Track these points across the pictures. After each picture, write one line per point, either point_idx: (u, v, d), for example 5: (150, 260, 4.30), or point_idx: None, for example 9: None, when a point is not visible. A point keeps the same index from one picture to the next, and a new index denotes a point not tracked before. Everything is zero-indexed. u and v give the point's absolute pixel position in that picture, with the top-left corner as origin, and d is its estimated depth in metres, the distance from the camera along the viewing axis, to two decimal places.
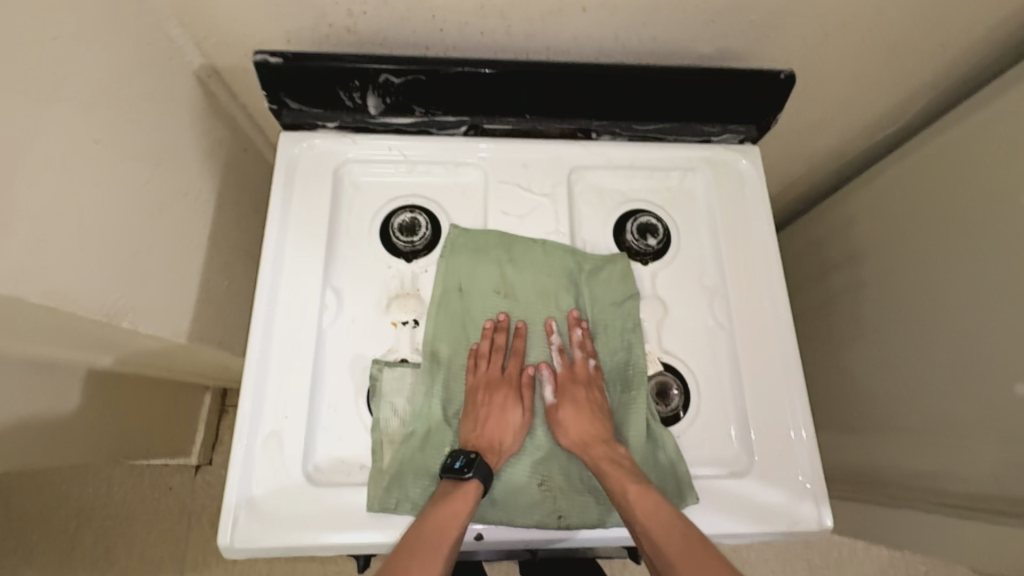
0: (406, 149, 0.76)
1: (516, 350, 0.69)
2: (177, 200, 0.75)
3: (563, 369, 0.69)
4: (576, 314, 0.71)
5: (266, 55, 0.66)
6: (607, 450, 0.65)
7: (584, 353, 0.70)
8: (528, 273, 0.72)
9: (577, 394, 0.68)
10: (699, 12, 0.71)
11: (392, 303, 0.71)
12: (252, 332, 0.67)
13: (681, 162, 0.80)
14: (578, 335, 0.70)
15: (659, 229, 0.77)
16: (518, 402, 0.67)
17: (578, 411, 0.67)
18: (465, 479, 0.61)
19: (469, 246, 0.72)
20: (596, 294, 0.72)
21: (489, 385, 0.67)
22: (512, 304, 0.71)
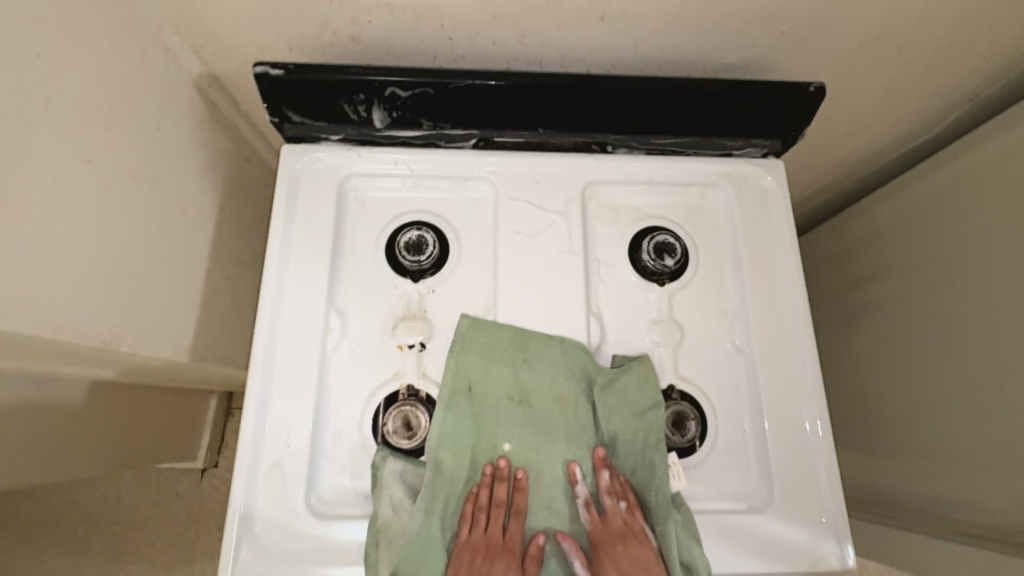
0: (413, 163, 0.73)
1: (517, 496, 0.62)
2: (175, 217, 0.72)
3: (592, 520, 0.62)
4: (604, 454, 0.64)
5: (267, 67, 0.63)
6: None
7: (613, 504, 0.62)
8: (537, 400, 0.65)
9: (613, 552, 0.60)
10: (723, 20, 0.67)
11: (398, 326, 0.69)
12: (253, 358, 0.65)
13: (701, 177, 0.76)
14: (605, 476, 0.63)
15: (678, 249, 0.74)
16: (518, 565, 0.60)
17: (621, 574, 0.59)
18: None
19: (476, 357, 0.65)
20: (609, 406, 0.65)
21: (489, 556, 0.59)
22: (522, 447, 0.64)
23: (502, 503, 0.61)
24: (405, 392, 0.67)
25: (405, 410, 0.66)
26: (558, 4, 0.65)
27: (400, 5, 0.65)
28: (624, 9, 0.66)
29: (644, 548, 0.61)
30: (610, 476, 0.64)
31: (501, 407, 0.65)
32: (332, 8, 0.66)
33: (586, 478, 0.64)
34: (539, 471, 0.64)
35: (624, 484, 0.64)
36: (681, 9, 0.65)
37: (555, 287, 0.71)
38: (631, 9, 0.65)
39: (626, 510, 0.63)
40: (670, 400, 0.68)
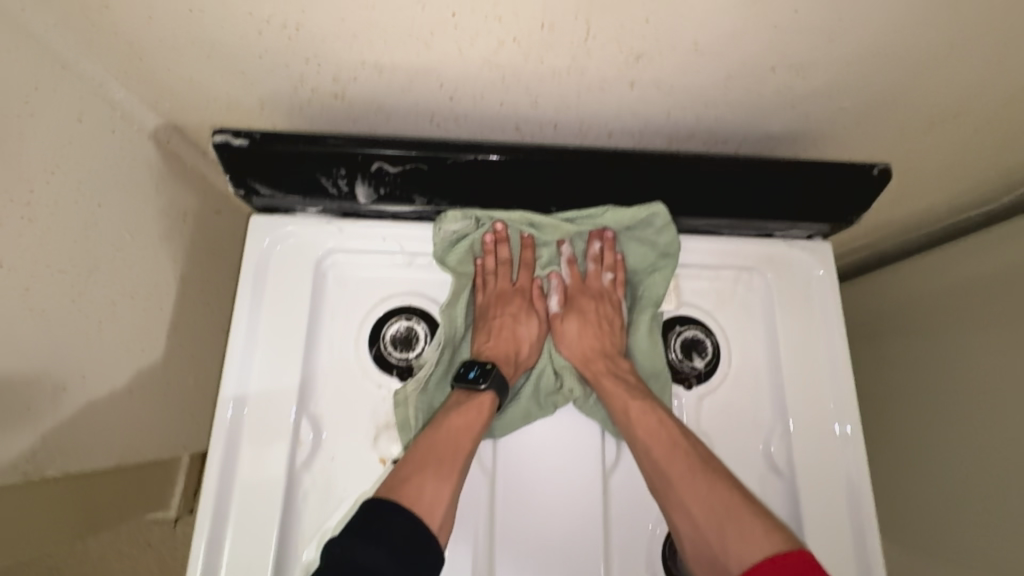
0: (403, 240, 0.63)
1: (528, 263, 0.65)
2: (120, 300, 0.61)
3: (573, 281, 0.66)
4: (611, 235, 0.65)
5: (229, 135, 0.53)
6: (610, 365, 0.62)
7: (597, 274, 0.66)
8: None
9: (586, 304, 0.65)
10: (775, 90, 0.56)
11: (380, 435, 0.59)
12: (208, 479, 0.55)
13: (735, 261, 0.66)
14: (596, 248, 0.66)
15: (708, 346, 0.64)
16: (529, 309, 0.65)
17: (585, 324, 0.64)
18: (478, 389, 0.58)
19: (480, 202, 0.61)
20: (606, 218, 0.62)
21: (494, 304, 0.64)
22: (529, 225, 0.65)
23: (505, 263, 0.65)
24: None
25: None
26: (580, 70, 0.54)
27: (392, 66, 0.55)
28: (658, 75, 0.55)
29: (609, 309, 0.65)
30: (601, 248, 0.66)
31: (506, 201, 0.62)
32: (310, 65, 0.55)
33: (579, 250, 0.67)
34: (543, 247, 0.66)
35: (612, 258, 0.66)
36: (727, 78, 0.55)
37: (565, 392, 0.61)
38: (668, 76, 0.55)
39: (613, 283, 0.66)
40: None
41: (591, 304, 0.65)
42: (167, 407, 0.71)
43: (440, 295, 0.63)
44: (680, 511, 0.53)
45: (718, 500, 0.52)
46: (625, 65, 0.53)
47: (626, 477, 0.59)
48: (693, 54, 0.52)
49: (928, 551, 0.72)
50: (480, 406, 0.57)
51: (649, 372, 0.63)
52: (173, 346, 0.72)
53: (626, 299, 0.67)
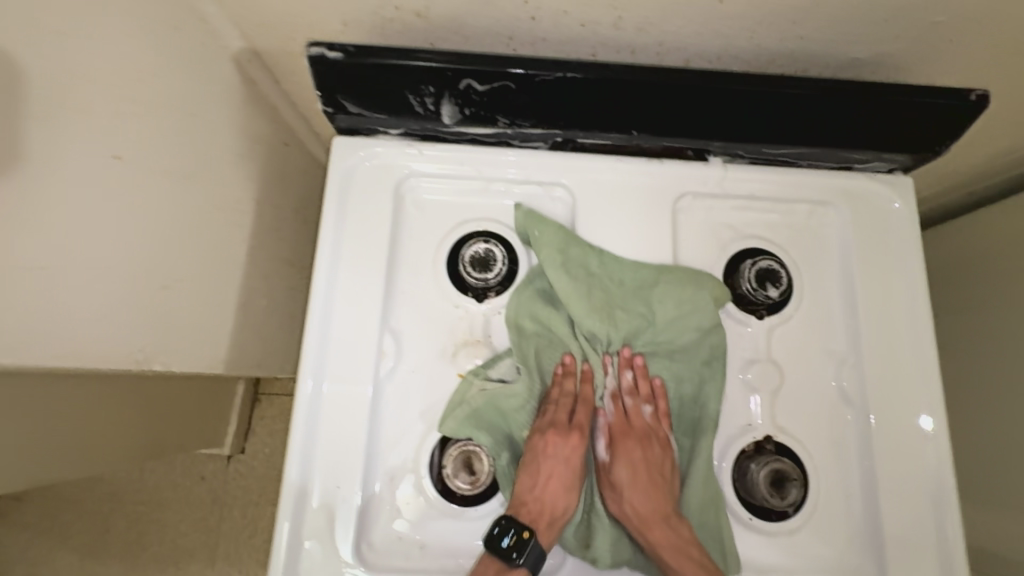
0: (481, 163, 0.64)
1: (573, 385, 0.60)
2: (211, 216, 0.63)
3: (618, 424, 0.60)
4: (642, 361, 0.61)
5: (324, 49, 0.53)
6: (667, 531, 0.56)
7: (636, 407, 0.60)
8: (587, 314, 0.60)
9: (632, 450, 0.59)
10: (871, 8, 0.55)
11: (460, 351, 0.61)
12: (301, 385, 0.58)
13: (813, 193, 0.65)
14: (626, 378, 0.61)
15: (782, 277, 0.64)
16: (579, 457, 0.58)
17: (635, 471, 0.58)
18: (514, 562, 0.53)
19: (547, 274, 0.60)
20: (659, 312, 0.61)
21: (530, 480, 0.57)
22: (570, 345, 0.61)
23: (574, 395, 0.60)
24: None
25: (468, 449, 0.58)
26: None
27: None
28: None
29: (659, 453, 0.59)
30: (632, 377, 0.61)
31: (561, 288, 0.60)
32: None
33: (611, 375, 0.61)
34: (581, 353, 0.61)
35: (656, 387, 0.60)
36: None
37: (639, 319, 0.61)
38: None
39: (656, 416, 0.60)
40: (765, 452, 0.60)
41: (646, 467, 0.58)
42: (245, 328, 0.74)
43: (477, 431, 0.58)
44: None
45: None
46: None
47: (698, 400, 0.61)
48: None
49: (989, 491, 0.72)
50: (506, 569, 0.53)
51: (706, 472, 0.58)
52: (249, 270, 0.74)
53: (675, 422, 0.61)
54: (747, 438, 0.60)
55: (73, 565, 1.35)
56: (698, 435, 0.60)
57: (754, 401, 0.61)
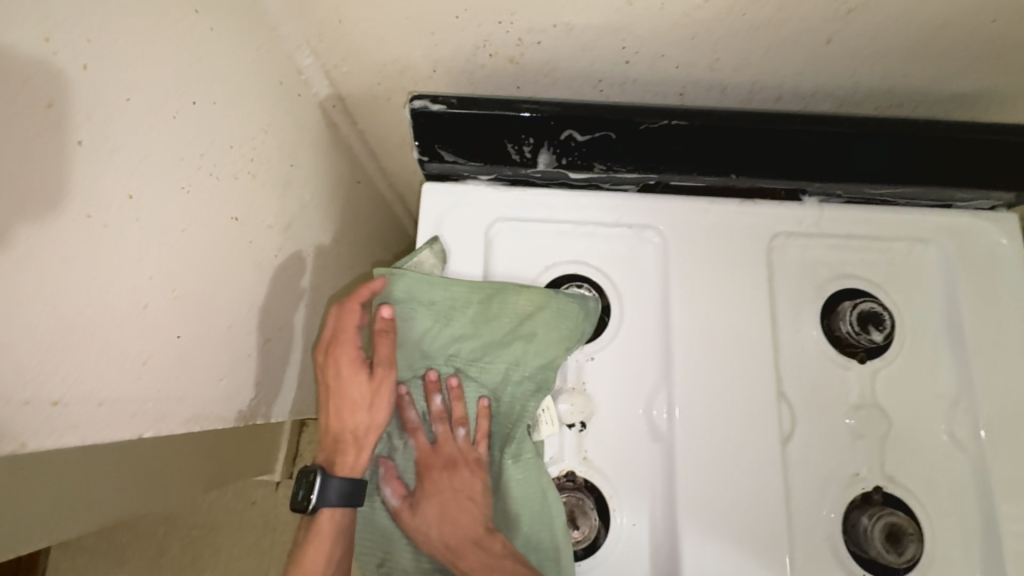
0: (571, 207, 0.63)
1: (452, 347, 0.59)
2: (301, 261, 0.64)
3: (423, 447, 0.58)
4: (456, 384, 0.58)
5: (428, 101, 0.56)
6: (475, 534, 0.55)
7: (447, 433, 0.58)
8: (440, 349, 0.58)
9: (439, 479, 0.57)
10: (988, 46, 0.53)
11: (556, 400, 0.60)
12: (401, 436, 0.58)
13: (913, 230, 0.64)
14: (438, 402, 0.58)
15: (886, 319, 0.61)
16: (364, 377, 0.54)
17: (443, 510, 0.56)
18: (318, 509, 0.53)
19: (435, 303, 0.57)
20: (491, 327, 0.58)
21: (320, 373, 0.55)
22: (431, 356, 0.59)
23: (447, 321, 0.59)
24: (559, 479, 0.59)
25: (572, 501, 0.57)
26: (782, 25, 0.52)
27: (582, 26, 0.54)
28: (864, 30, 0.52)
29: (466, 456, 0.57)
30: (445, 400, 0.59)
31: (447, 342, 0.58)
32: (500, 26, 0.55)
33: (420, 401, 0.59)
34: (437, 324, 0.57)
35: (483, 433, 0.58)
36: (939, 32, 0.52)
37: (737, 363, 0.60)
38: (874, 31, 0.52)
39: (467, 438, 0.58)
40: (873, 504, 0.58)
41: (442, 492, 0.56)
42: None
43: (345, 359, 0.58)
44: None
45: None
46: (833, 18, 0.51)
47: (801, 446, 0.59)
48: (913, 5, 0.49)
49: None
50: (331, 516, 0.54)
51: (541, 495, 0.56)
52: None
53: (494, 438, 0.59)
54: (856, 488, 0.58)
55: None
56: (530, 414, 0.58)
57: (861, 448, 0.59)
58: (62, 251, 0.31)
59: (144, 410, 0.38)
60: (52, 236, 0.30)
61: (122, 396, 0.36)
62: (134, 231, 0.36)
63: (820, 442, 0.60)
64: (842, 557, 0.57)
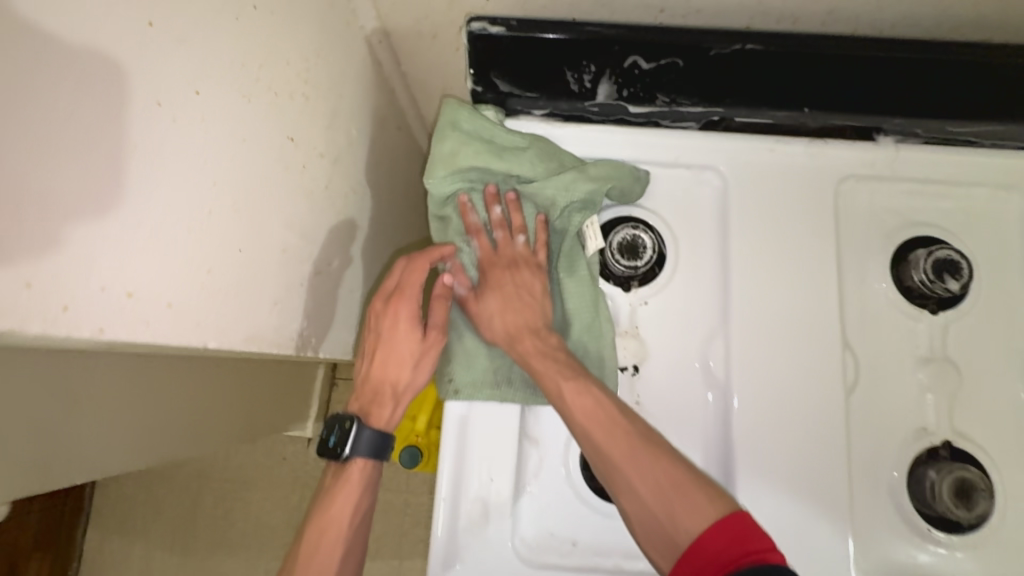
0: (627, 146, 0.61)
1: (517, 227, 0.57)
2: (347, 199, 0.62)
3: (485, 250, 0.57)
4: (514, 197, 0.57)
5: (487, 24, 0.53)
6: (536, 340, 0.54)
7: (507, 236, 0.57)
8: (501, 160, 0.56)
9: (500, 277, 0.56)
10: None
11: (608, 343, 0.58)
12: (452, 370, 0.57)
13: (995, 177, 0.59)
14: (497, 212, 0.57)
15: (963, 269, 0.57)
16: (415, 329, 0.54)
17: (505, 300, 0.55)
18: (348, 458, 0.53)
19: (504, 160, 0.56)
20: (544, 152, 0.57)
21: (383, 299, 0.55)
22: (491, 172, 0.56)
23: (501, 222, 0.57)
24: None
25: None
26: None
27: None
28: None
29: (529, 274, 0.56)
30: (504, 211, 0.57)
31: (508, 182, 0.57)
32: None
33: (479, 210, 0.58)
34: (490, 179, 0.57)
35: (535, 257, 0.57)
36: None
37: (800, 310, 0.57)
38: None
39: (528, 246, 0.57)
40: (940, 459, 0.55)
41: (515, 324, 0.55)
42: None
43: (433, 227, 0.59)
44: (610, 452, 0.48)
45: (664, 474, 0.47)
46: None
47: (864, 398, 0.57)
48: None
49: None
50: (363, 466, 0.54)
51: (593, 318, 0.56)
52: (370, 257, 0.73)
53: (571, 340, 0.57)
54: (921, 443, 0.56)
55: (166, 536, 1.42)
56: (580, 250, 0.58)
57: (928, 403, 0.57)
58: (134, 140, 0.30)
59: (208, 322, 0.38)
60: (124, 123, 0.29)
61: (188, 304, 0.35)
62: (199, 133, 0.35)
63: (883, 394, 0.57)
64: (903, 513, 0.55)
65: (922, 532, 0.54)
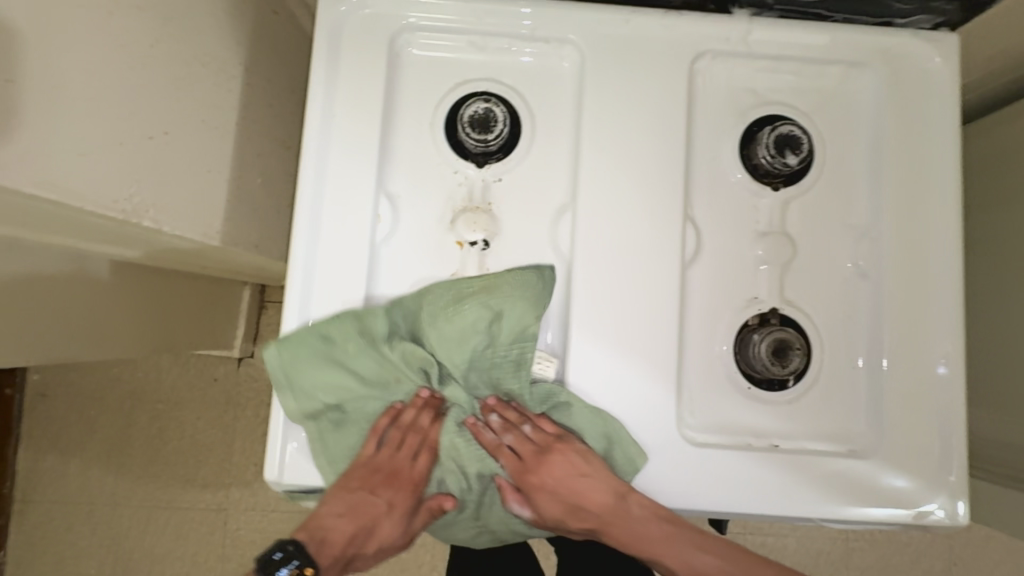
0: (484, 17, 0.59)
1: (510, 423, 0.56)
2: (194, 71, 0.60)
3: (513, 464, 0.56)
4: (494, 399, 0.57)
5: None
6: (641, 518, 0.55)
7: (515, 438, 0.56)
8: (442, 343, 0.55)
9: (548, 481, 0.56)
10: None
11: (458, 219, 0.59)
12: (296, 230, 0.57)
13: (847, 53, 0.60)
14: (496, 419, 0.56)
15: (803, 144, 0.59)
16: (404, 518, 0.59)
17: (571, 486, 0.56)
18: None
19: (437, 327, 0.55)
20: (448, 329, 0.55)
21: (373, 487, 0.58)
22: (429, 372, 0.56)
23: (496, 428, 0.56)
24: None
25: None
26: None
27: None
28: None
29: (579, 453, 0.56)
30: (500, 416, 0.56)
31: (451, 333, 0.55)
32: None
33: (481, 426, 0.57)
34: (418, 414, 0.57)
35: (551, 435, 0.57)
36: None
37: (647, 187, 0.58)
38: None
39: (534, 432, 0.57)
40: (769, 325, 0.58)
41: (667, 530, 0.55)
42: (240, 205, 0.72)
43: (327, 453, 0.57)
44: (662, 558, 0.57)
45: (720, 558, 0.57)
46: None
47: (702, 271, 0.59)
48: None
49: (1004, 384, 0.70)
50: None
51: (605, 436, 0.56)
52: (242, 144, 0.71)
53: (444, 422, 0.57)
54: (752, 311, 0.59)
55: (101, 454, 1.43)
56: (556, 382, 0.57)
57: (763, 275, 0.59)
58: None
59: None
60: None
61: None
62: None
63: (721, 266, 0.59)
64: (734, 378, 0.58)
65: (748, 394, 0.58)
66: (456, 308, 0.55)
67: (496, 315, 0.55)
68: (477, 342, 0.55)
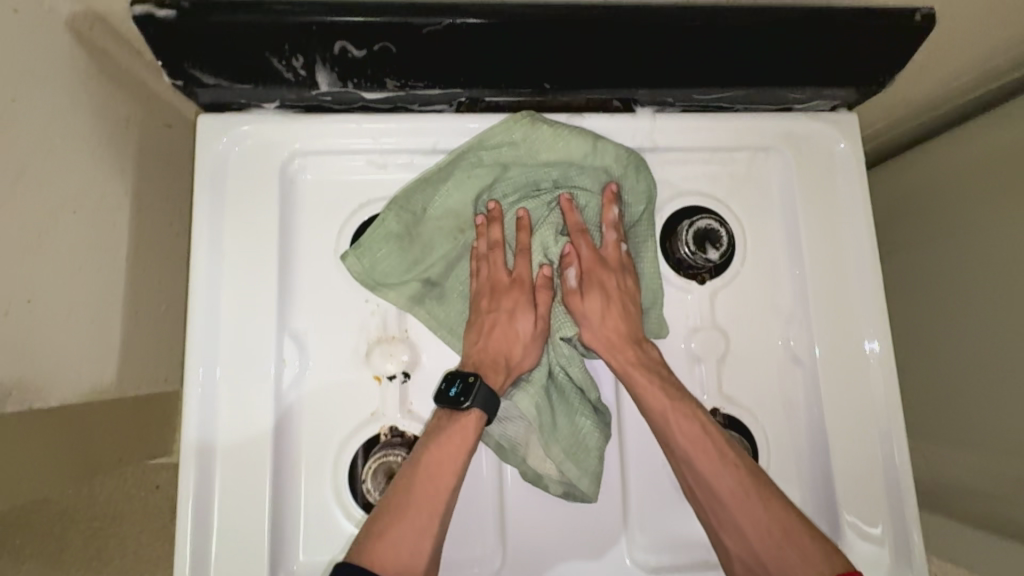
0: (379, 138, 0.55)
1: (609, 219, 0.55)
2: (66, 223, 0.54)
3: (591, 257, 0.54)
4: (610, 190, 0.55)
5: (151, 6, 0.45)
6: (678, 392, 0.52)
7: (613, 239, 0.55)
8: (527, 153, 0.54)
9: (606, 282, 0.54)
10: None
11: (374, 351, 0.54)
12: (191, 386, 0.51)
13: (754, 139, 0.59)
14: (613, 211, 0.55)
15: (723, 237, 0.58)
16: (530, 312, 0.54)
17: (612, 307, 0.54)
18: (463, 409, 0.49)
19: (506, 166, 0.54)
20: (541, 146, 0.53)
21: (486, 290, 0.54)
22: (519, 187, 0.55)
23: (573, 224, 0.55)
24: (389, 436, 0.54)
25: (388, 461, 0.53)
26: None
27: None
28: None
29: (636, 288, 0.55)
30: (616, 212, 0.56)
31: (526, 142, 0.53)
32: None
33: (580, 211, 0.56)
34: (548, 214, 0.56)
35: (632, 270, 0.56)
36: None
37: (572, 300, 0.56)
38: None
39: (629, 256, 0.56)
40: None
41: (693, 435, 0.51)
42: (140, 342, 0.65)
43: (392, 262, 0.53)
44: (701, 473, 0.50)
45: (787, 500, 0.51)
46: None
47: None
48: None
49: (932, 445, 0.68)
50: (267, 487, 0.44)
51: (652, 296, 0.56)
52: (135, 277, 0.65)
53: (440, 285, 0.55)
54: None
55: None
56: (642, 177, 0.55)
57: (699, 373, 0.57)
58: None
59: None
60: None
61: None
62: None
63: None
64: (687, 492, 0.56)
65: None
66: (523, 134, 0.53)
67: (573, 135, 0.53)
68: (564, 163, 0.54)
